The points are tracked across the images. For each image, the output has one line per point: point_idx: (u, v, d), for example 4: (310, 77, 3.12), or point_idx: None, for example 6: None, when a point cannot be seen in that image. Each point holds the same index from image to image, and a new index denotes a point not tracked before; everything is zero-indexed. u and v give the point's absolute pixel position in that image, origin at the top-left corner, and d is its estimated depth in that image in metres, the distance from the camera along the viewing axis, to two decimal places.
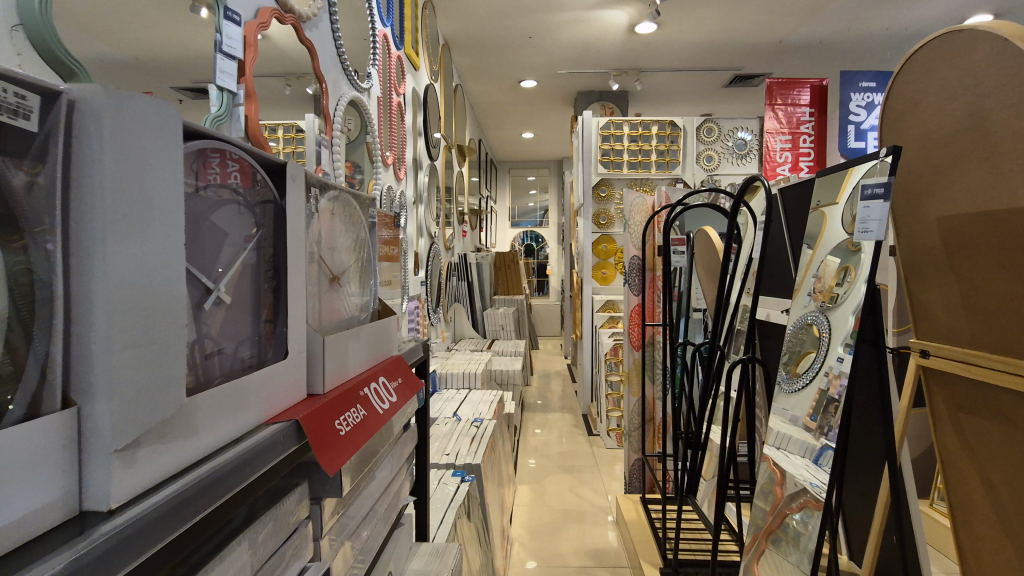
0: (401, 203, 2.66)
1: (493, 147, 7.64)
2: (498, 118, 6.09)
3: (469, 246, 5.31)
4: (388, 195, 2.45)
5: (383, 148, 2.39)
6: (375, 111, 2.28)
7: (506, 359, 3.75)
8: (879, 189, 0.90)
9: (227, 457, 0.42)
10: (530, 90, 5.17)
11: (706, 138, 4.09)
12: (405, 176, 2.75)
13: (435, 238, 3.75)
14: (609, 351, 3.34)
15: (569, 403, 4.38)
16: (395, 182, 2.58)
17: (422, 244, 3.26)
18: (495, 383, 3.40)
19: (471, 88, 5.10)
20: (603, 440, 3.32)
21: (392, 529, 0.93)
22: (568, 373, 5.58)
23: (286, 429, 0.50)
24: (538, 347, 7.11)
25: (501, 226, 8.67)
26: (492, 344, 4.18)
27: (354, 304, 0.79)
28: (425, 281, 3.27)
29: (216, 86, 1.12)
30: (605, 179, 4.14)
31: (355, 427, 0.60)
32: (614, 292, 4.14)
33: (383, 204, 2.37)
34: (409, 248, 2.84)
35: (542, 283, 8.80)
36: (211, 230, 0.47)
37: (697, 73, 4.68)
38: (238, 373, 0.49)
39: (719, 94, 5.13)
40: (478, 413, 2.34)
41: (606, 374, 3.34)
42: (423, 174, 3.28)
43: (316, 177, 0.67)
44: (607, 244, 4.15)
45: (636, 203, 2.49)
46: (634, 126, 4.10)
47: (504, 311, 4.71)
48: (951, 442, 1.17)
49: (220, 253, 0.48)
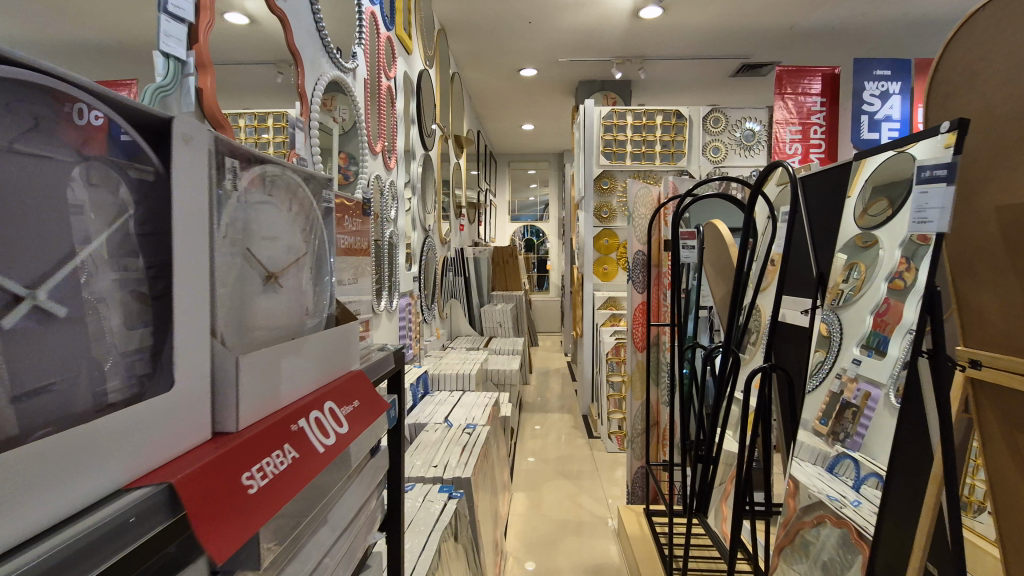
0: (391, 193, 2.51)
1: (492, 139, 7.47)
2: (497, 109, 5.92)
3: (467, 240, 5.15)
4: (377, 185, 2.30)
5: (371, 135, 2.24)
6: (362, 94, 2.13)
7: (504, 357, 3.61)
8: (942, 170, 0.74)
9: (20, 565, 0.27)
10: (530, 79, 5.00)
11: (713, 128, 3.92)
12: (397, 166, 2.61)
13: (430, 231, 3.61)
14: (611, 350, 3.20)
15: (569, 403, 4.23)
16: (385, 171, 2.43)
17: (416, 238, 3.11)
18: (491, 383, 3.26)
19: (469, 77, 4.94)
20: (604, 443, 3.19)
21: (356, 570, 0.78)
22: (568, 371, 5.44)
23: (157, 499, 0.35)
24: (537, 344, 6.97)
25: (501, 220, 8.51)
26: (489, 341, 4.04)
27: (301, 308, 0.64)
28: (419, 275, 3.13)
29: (160, 52, 0.96)
30: (608, 171, 3.99)
31: (272, 481, 0.45)
32: (616, 288, 4.00)
33: (371, 194, 2.22)
34: (400, 241, 2.69)
35: (542, 278, 8.66)
36: (47, 207, 0.34)
37: (704, 61, 4.51)
38: (82, 413, 0.35)
39: (725, 84, 4.96)
40: (471, 418, 2.19)
41: (607, 375, 3.20)
42: (417, 165, 3.13)
43: (238, 145, 0.52)
44: (609, 239, 3.99)
45: (641, 194, 2.33)
46: (637, 116, 3.94)
47: (502, 308, 4.57)
48: (1008, 468, 1.02)
49: (72, 239, 0.36)
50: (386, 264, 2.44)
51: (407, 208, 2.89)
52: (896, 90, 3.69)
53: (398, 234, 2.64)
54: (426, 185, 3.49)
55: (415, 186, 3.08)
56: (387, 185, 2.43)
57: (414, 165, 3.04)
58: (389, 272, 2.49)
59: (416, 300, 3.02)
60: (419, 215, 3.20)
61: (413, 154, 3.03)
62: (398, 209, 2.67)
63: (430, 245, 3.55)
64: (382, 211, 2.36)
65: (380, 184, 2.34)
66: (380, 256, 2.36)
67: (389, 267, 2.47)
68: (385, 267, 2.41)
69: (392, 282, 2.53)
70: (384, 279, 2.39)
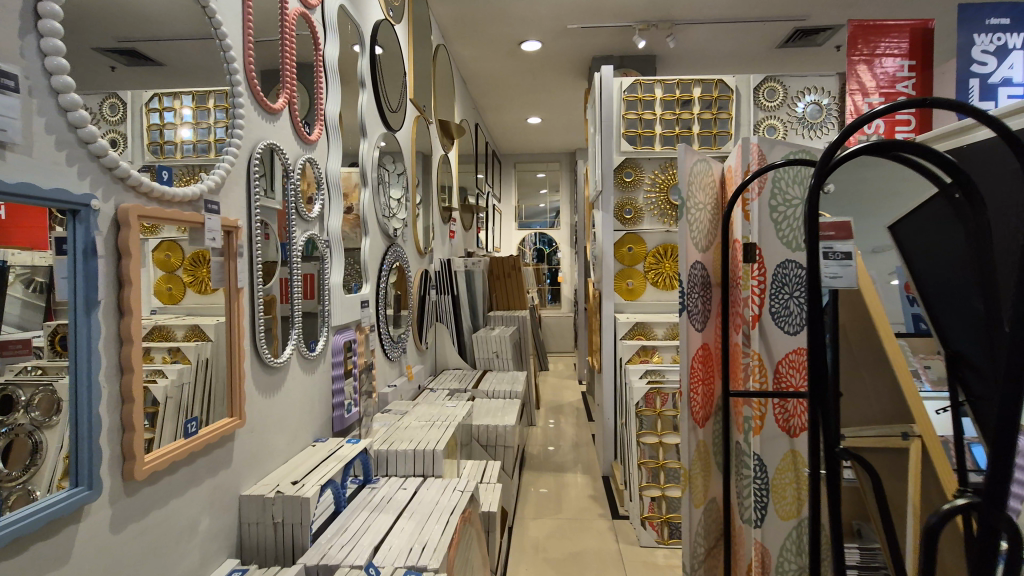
0: (311, 180, 1.68)
1: (495, 137, 6.67)
2: (498, 96, 5.10)
3: (458, 249, 4.30)
4: (272, 155, 1.44)
5: (259, 75, 1.38)
6: (234, 2, 1.28)
7: (498, 403, 2.74)
8: None
9: None
10: (533, 55, 4.17)
11: (767, 104, 3.07)
12: (325, 140, 1.79)
13: (402, 239, 2.77)
14: (644, 400, 2.33)
15: (586, 457, 3.32)
16: (295, 142, 1.59)
17: (372, 246, 2.27)
18: (478, 445, 2.38)
19: (460, 53, 4.12)
20: (635, 531, 2.28)
21: None
22: (585, 406, 4.54)
23: None
24: (548, 369, 6.09)
25: (507, 228, 7.68)
26: (482, 379, 3.16)
27: None
28: (377, 297, 2.28)
29: None
30: (631, 159, 3.10)
31: None
32: (644, 310, 3.10)
33: (258, 172, 1.36)
34: (336, 251, 1.85)
35: (554, 291, 7.78)
36: None
37: (747, 25, 3.64)
38: None
39: (769, 56, 4.09)
40: (419, 546, 1.29)
41: (637, 433, 2.31)
42: (374, 148, 2.30)
43: None
44: (633, 246, 3.09)
45: (698, 171, 1.45)
46: (669, 88, 3.08)
47: (501, 332, 3.68)
48: None
49: None
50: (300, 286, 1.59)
51: (349, 204, 2.04)
52: (1017, 44, 2.74)
53: (328, 241, 1.80)
54: (394, 177, 2.66)
55: (368, 174, 2.23)
56: (300, 164, 1.59)
57: (364, 146, 2.20)
58: (304, 297, 1.61)
59: (372, 333, 2.17)
60: (379, 218, 2.36)
61: (364, 130, 2.20)
62: (331, 202, 1.82)
63: (401, 254, 2.71)
64: (283, 202, 1.51)
65: (277, 157, 1.48)
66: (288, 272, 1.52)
67: (303, 289, 1.61)
68: (294, 288, 1.54)
69: (313, 310, 1.68)
70: (293, 305, 1.54)
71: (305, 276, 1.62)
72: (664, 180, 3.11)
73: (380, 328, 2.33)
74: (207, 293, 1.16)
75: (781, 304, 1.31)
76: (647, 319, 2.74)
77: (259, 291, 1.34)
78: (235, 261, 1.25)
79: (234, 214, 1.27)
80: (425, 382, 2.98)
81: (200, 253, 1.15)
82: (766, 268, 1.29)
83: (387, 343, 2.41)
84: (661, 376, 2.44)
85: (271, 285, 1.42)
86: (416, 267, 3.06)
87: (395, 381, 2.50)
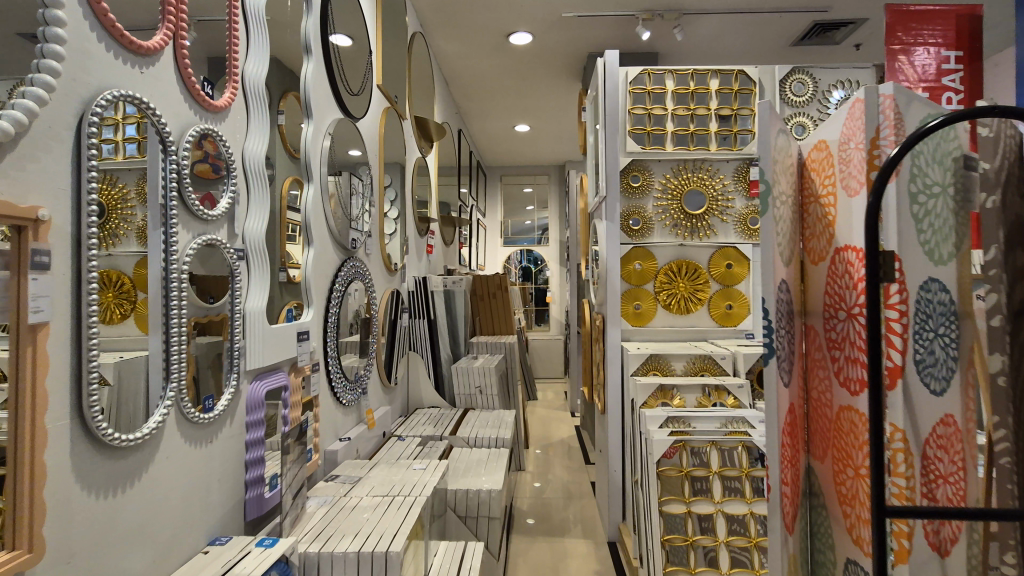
0: (211, 163, 1.17)
1: (479, 147, 6.24)
2: (483, 98, 4.67)
3: (437, 266, 3.80)
4: (129, 113, 0.92)
5: None
6: None
7: (482, 455, 2.23)
8: None
9: None
10: (522, 50, 3.75)
11: (794, 99, 2.67)
12: (238, 110, 1.28)
13: (366, 252, 2.26)
14: (667, 455, 1.86)
15: (585, 514, 2.80)
16: (183, 104, 1.09)
17: (320, 262, 1.75)
18: (455, 515, 1.86)
19: (440, 47, 3.68)
20: None
21: None
22: (579, 444, 4.03)
23: None
24: (536, 398, 5.58)
25: (491, 244, 7.22)
26: (462, 421, 2.65)
27: None
28: (326, 326, 1.78)
29: None
30: (639, 161, 2.67)
31: None
32: (654, 338, 2.64)
33: (95, 139, 0.84)
34: (259, 265, 1.34)
35: (541, 312, 7.30)
36: None
37: (762, 18, 3.26)
38: None
39: (781, 54, 3.72)
40: None
41: (659, 499, 1.84)
42: (325, 138, 1.80)
43: None
44: (641, 263, 2.64)
45: (779, 148, 0.98)
46: (682, 80, 2.65)
47: (485, 362, 3.18)
48: None
49: None
50: (220, 308, 1.18)
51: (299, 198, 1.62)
52: None
53: (243, 252, 1.28)
54: (357, 177, 2.17)
55: (316, 168, 1.72)
56: (190, 137, 1.08)
57: (309, 130, 1.68)
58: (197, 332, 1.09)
59: (316, 375, 1.65)
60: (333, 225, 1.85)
61: (310, 111, 1.71)
62: (249, 198, 1.31)
63: (363, 271, 2.20)
64: (159, 192, 1.00)
65: (133, 107, 0.94)
66: (204, 298, 1.13)
67: (195, 320, 1.09)
68: (177, 320, 1.02)
69: (214, 353, 1.16)
70: (172, 346, 1.00)
71: (210, 301, 1.14)
72: (677, 186, 2.67)
73: (329, 365, 1.81)
74: (115, 324, 0.87)
75: (926, 348, 0.84)
76: (663, 351, 2.26)
77: (92, 326, 0.81)
78: (31, 278, 0.73)
79: (34, 200, 0.75)
80: (392, 428, 2.45)
81: (108, 272, 0.86)
82: (906, 293, 0.83)
83: (340, 385, 1.88)
84: (684, 426, 1.95)
85: (214, 302, 1.16)
86: (384, 286, 2.56)
87: (350, 432, 1.96)
